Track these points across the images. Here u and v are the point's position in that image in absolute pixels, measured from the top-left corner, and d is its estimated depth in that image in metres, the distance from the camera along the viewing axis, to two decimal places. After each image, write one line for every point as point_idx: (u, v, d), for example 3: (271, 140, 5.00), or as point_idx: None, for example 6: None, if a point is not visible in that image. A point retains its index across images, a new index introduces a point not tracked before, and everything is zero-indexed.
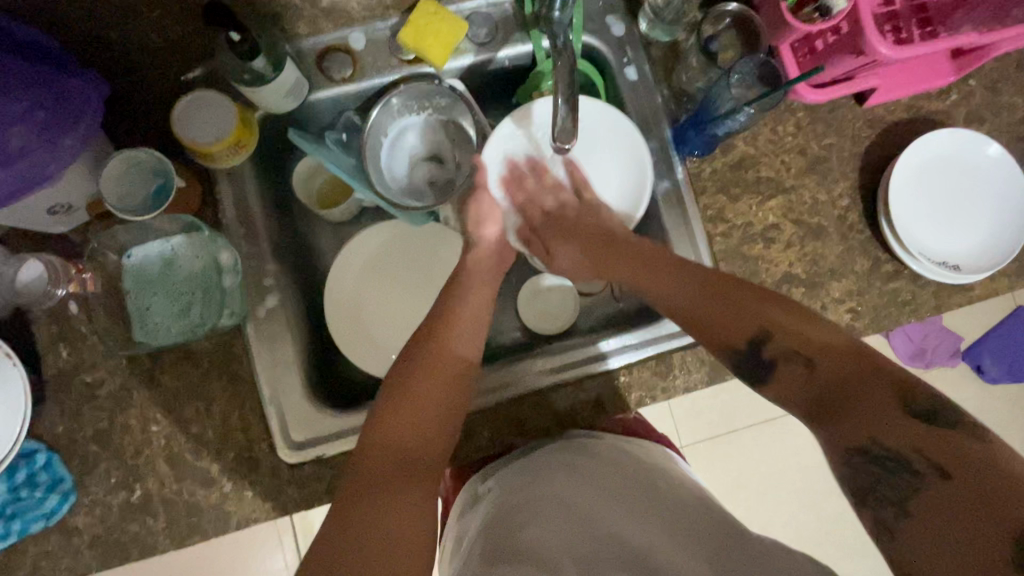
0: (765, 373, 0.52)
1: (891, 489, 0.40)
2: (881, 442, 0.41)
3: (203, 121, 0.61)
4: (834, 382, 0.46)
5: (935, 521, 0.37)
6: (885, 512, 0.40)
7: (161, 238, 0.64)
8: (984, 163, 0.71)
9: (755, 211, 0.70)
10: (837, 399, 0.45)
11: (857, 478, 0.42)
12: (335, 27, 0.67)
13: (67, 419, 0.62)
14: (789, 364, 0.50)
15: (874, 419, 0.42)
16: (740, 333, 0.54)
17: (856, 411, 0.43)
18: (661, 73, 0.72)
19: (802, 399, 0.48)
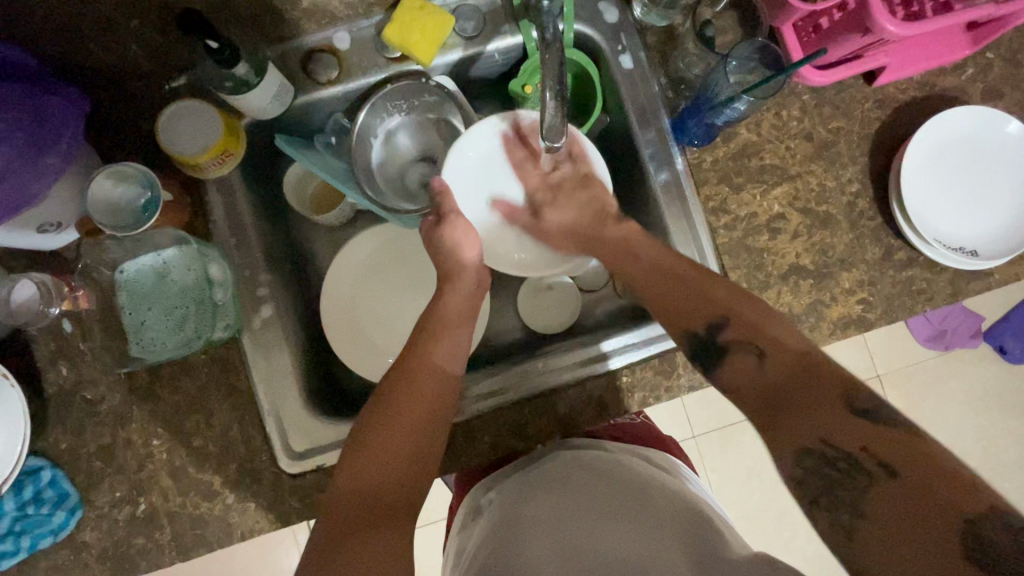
0: (717, 360, 0.54)
1: (847, 492, 0.41)
2: (835, 445, 0.42)
3: (190, 133, 0.60)
4: (783, 375, 0.48)
5: (888, 523, 0.38)
6: (840, 511, 0.41)
7: (152, 251, 0.64)
8: (1004, 141, 0.67)
9: (759, 201, 0.68)
10: (785, 397, 0.47)
11: (809, 483, 0.43)
12: (318, 28, 0.66)
13: (70, 436, 0.62)
14: (742, 353, 0.52)
15: (795, 426, 0.45)
16: (701, 313, 0.56)
17: (801, 411, 0.45)
18: (657, 60, 0.69)
19: (747, 392, 0.50)
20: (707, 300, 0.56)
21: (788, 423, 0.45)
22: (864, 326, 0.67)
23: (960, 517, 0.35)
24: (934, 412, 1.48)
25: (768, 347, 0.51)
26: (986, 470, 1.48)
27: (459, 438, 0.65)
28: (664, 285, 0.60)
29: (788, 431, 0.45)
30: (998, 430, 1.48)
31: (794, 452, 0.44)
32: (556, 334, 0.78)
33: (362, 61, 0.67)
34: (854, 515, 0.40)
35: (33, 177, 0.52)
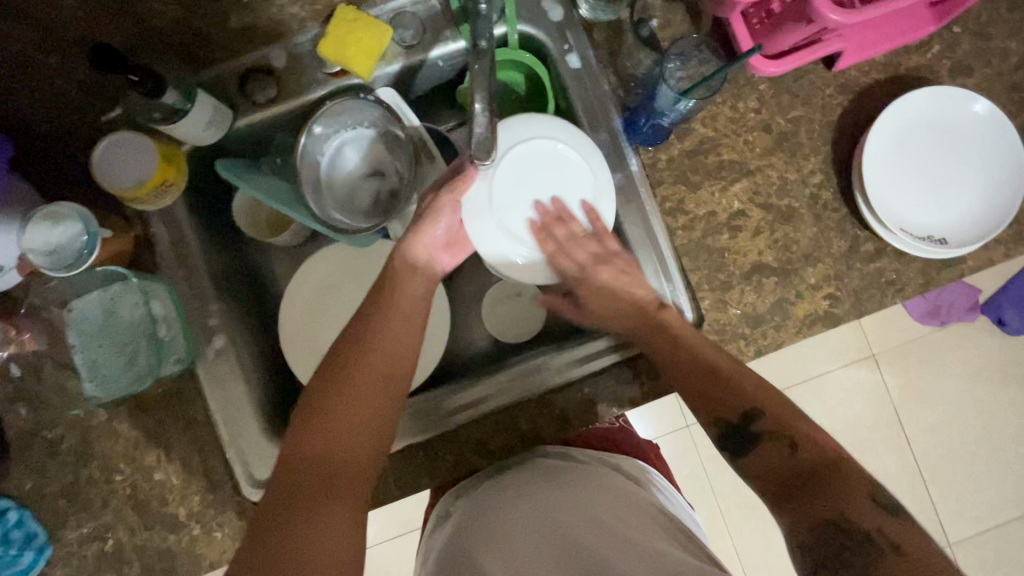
0: (745, 449, 0.53)
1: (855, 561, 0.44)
2: (848, 522, 0.45)
3: (125, 165, 0.59)
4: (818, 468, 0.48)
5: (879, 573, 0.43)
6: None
7: (97, 287, 0.63)
8: (970, 121, 0.64)
9: (718, 198, 0.65)
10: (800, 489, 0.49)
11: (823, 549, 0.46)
12: (254, 47, 0.64)
13: (33, 477, 0.62)
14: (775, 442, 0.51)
15: (812, 505, 0.47)
16: (740, 399, 0.54)
17: (834, 492, 0.47)
18: (606, 57, 0.67)
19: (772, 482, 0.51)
20: (736, 374, 0.56)
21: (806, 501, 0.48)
22: (831, 323, 0.64)
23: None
24: (931, 390, 1.46)
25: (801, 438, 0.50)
26: (987, 445, 1.46)
27: (422, 457, 0.64)
28: (694, 359, 0.57)
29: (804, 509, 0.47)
30: (997, 404, 1.46)
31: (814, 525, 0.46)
32: (522, 342, 0.77)
33: (300, 78, 0.64)
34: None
35: None
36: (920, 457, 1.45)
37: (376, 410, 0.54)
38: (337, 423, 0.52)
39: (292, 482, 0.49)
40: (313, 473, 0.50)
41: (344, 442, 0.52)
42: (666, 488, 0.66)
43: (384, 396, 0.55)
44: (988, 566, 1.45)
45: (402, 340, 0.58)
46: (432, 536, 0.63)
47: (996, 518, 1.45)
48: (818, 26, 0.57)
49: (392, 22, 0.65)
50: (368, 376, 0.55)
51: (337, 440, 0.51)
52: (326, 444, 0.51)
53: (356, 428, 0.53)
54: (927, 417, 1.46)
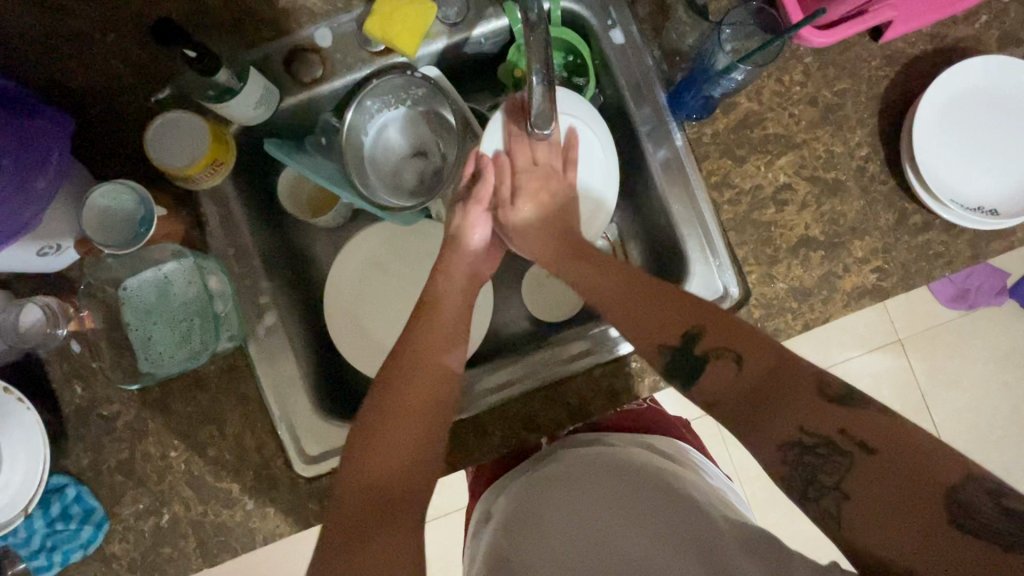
0: (695, 377, 0.50)
1: (829, 476, 0.40)
2: (811, 433, 0.41)
3: (177, 145, 0.60)
4: (751, 389, 0.46)
5: (876, 500, 0.38)
6: (826, 501, 0.40)
7: (151, 266, 0.65)
8: (1021, 91, 0.64)
9: (764, 172, 0.65)
10: (751, 406, 0.45)
11: (795, 475, 0.42)
12: (300, 26, 0.64)
13: (90, 453, 0.63)
14: (719, 361, 0.49)
15: (772, 424, 0.43)
16: (673, 327, 0.53)
17: (778, 409, 0.44)
18: (650, 32, 0.67)
19: (724, 394, 0.47)
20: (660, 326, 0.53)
21: (760, 426, 0.44)
22: (879, 296, 0.64)
23: (947, 491, 0.36)
24: (958, 374, 1.45)
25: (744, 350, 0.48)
26: (1016, 429, 1.45)
27: (470, 433, 0.64)
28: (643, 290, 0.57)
29: (766, 429, 0.43)
30: None
31: (779, 446, 0.42)
32: (562, 321, 0.77)
33: (345, 56, 0.65)
34: (838, 501, 0.39)
35: (21, 204, 0.53)
36: (947, 442, 1.44)
37: (425, 429, 0.54)
38: (386, 445, 0.52)
39: (356, 508, 0.48)
40: (369, 493, 0.49)
41: (396, 462, 0.52)
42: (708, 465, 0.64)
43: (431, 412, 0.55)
44: None
45: (444, 362, 0.59)
46: (477, 537, 0.60)
47: None
48: None
49: None
50: (410, 397, 0.55)
51: (391, 463, 0.51)
52: (381, 467, 0.51)
53: (409, 450, 0.53)
54: (954, 401, 1.45)
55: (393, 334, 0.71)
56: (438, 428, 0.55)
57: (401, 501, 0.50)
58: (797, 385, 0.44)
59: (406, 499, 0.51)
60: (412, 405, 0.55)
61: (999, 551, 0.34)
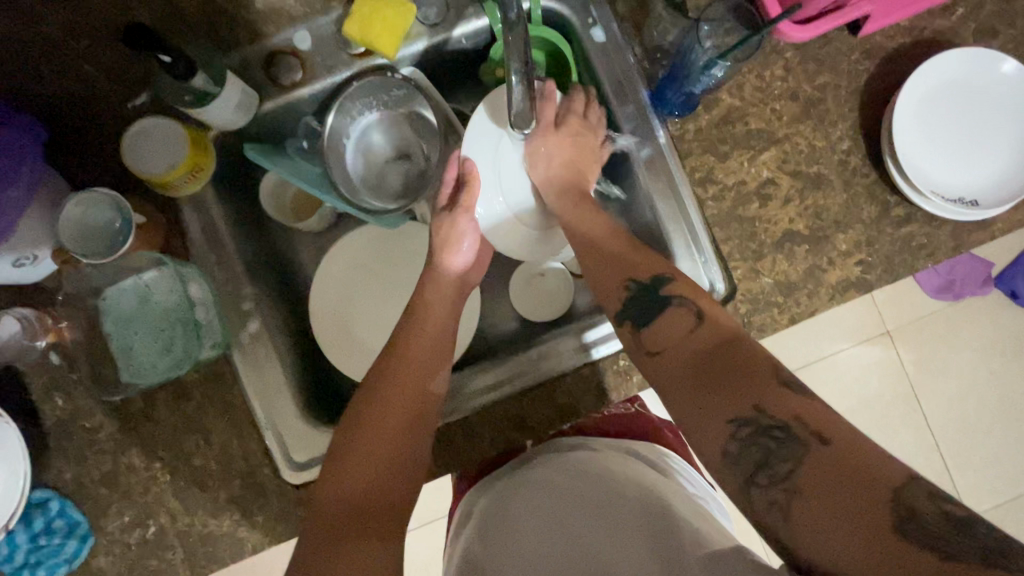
0: (649, 320, 0.53)
1: (782, 462, 0.39)
2: (767, 413, 0.41)
3: (156, 151, 0.59)
4: (701, 353, 0.47)
5: (825, 490, 0.36)
6: (776, 490, 0.39)
7: (133, 274, 0.64)
8: (998, 82, 0.64)
9: (747, 167, 0.65)
10: (709, 371, 0.46)
11: (746, 455, 0.41)
12: (277, 29, 0.63)
13: (72, 466, 0.61)
14: (677, 322, 0.51)
15: (716, 411, 0.43)
16: (625, 275, 0.57)
17: (726, 390, 0.43)
18: (631, 30, 0.67)
19: (683, 371, 0.47)
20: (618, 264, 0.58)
21: (704, 411, 0.44)
22: (864, 288, 0.64)
23: (893, 490, 0.34)
24: (946, 364, 1.46)
25: (706, 306, 0.51)
26: (1003, 417, 1.46)
27: (456, 436, 0.64)
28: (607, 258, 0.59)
29: (718, 403, 0.43)
30: (1012, 376, 1.46)
31: (728, 425, 0.42)
32: (551, 321, 0.77)
33: (326, 59, 0.64)
34: (789, 487, 0.38)
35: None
36: (936, 431, 1.46)
37: (407, 436, 0.54)
38: (367, 454, 0.52)
39: (330, 520, 0.47)
40: (350, 501, 0.49)
41: (378, 469, 0.51)
42: (689, 471, 0.64)
43: (411, 420, 0.55)
44: None
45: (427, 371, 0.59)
46: (456, 534, 0.61)
47: (1015, 489, 1.46)
48: None
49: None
50: (390, 405, 0.55)
51: (372, 471, 0.51)
52: (361, 477, 0.51)
53: (391, 458, 0.52)
54: (942, 391, 1.46)
55: (377, 338, 0.71)
56: (421, 435, 0.55)
57: (383, 510, 0.50)
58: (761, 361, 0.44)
59: (389, 508, 0.50)
60: (394, 412, 0.55)
61: (935, 554, 0.32)
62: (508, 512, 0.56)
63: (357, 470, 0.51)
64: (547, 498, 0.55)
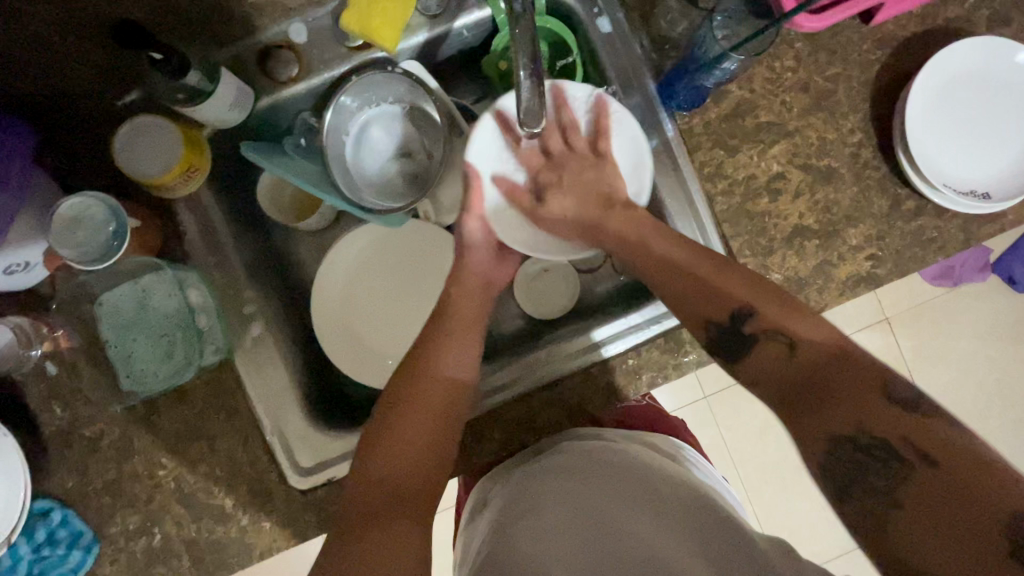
0: (738, 352, 0.50)
1: (879, 482, 0.39)
2: (868, 433, 0.40)
3: (148, 152, 0.57)
4: (804, 371, 0.45)
5: (928, 512, 0.36)
6: (872, 505, 0.40)
7: (129, 279, 0.62)
8: (1012, 72, 0.63)
9: (757, 161, 0.64)
10: (800, 390, 0.44)
11: (840, 470, 0.41)
12: (271, 21, 0.61)
13: (74, 475, 0.60)
14: (768, 343, 0.48)
15: (823, 418, 0.42)
16: (715, 308, 0.52)
17: (829, 398, 0.42)
18: (638, 20, 0.65)
19: (772, 384, 0.47)
20: (719, 295, 0.52)
21: (809, 413, 0.43)
22: (872, 284, 0.64)
23: (1010, 515, 0.33)
24: (944, 350, 1.47)
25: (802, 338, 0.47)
26: (999, 401, 1.48)
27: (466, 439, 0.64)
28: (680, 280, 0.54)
29: (816, 419, 0.42)
30: (1009, 361, 1.48)
31: (821, 438, 0.42)
32: (557, 319, 0.76)
33: (323, 53, 0.63)
34: (888, 507, 0.39)
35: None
36: None
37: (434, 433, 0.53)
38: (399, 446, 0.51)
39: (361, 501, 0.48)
40: (382, 493, 0.48)
41: (408, 462, 0.51)
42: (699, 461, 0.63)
43: (438, 418, 0.54)
44: None
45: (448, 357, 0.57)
46: (472, 524, 0.59)
47: None
48: None
49: None
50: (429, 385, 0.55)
51: (410, 467, 0.50)
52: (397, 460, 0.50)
53: (426, 435, 0.52)
54: (940, 377, 1.47)
55: (384, 341, 0.70)
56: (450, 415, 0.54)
57: (415, 493, 0.49)
58: (846, 372, 0.43)
59: (425, 500, 0.50)
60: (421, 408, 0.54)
61: None
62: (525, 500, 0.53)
63: (386, 461, 0.50)
64: (578, 486, 0.52)
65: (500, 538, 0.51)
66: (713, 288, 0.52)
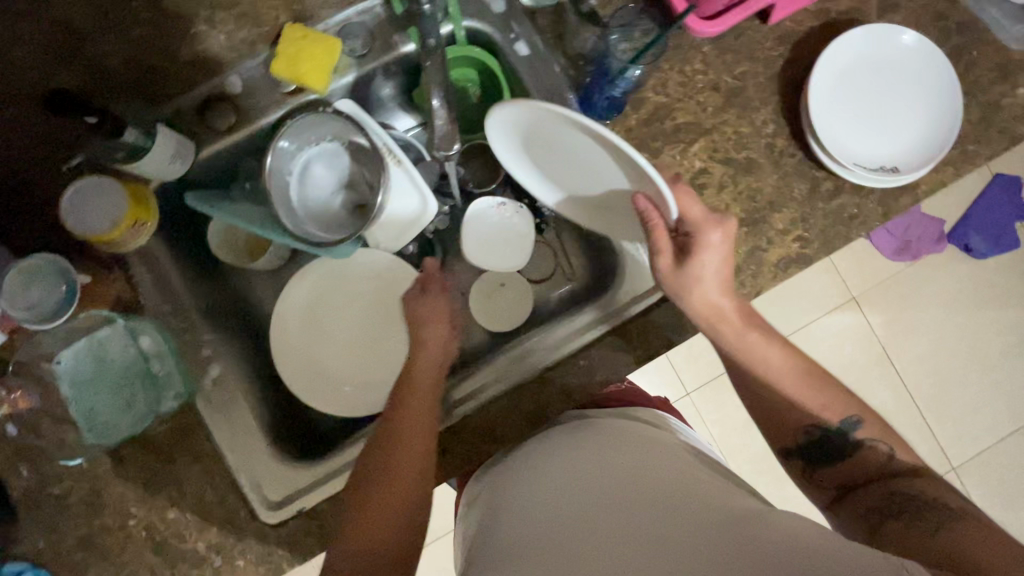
0: (834, 456, 0.56)
1: (931, 519, 0.47)
2: (944, 501, 0.48)
3: (90, 210, 0.60)
4: (882, 470, 0.54)
5: (964, 535, 0.43)
6: (920, 525, 0.46)
7: (85, 335, 0.63)
8: (902, 53, 0.68)
9: (680, 160, 0.68)
10: (881, 481, 0.53)
11: (898, 512, 0.49)
12: (205, 76, 0.64)
13: (45, 535, 0.61)
14: (873, 446, 0.55)
15: (894, 485, 0.52)
16: (810, 418, 0.57)
17: (914, 492, 0.50)
18: (553, 41, 0.69)
19: (854, 477, 0.55)
20: (800, 390, 0.58)
21: (882, 484, 0.53)
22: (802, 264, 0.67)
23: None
24: (914, 322, 1.51)
25: (899, 445, 0.55)
26: (974, 367, 1.51)
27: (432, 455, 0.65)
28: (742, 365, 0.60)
29: (887, 488, 0.52)
30: (977, 327, 1.51)
31: (884, 493, 0.52)
32: (513, 329, 0.77)
33: (257, 100, 0.66)
34: (935, 527, 0.45)
35: None
36: (913, 389, 1.50)
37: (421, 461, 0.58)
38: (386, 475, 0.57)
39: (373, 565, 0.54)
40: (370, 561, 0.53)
41: (391, 523, 0.55)
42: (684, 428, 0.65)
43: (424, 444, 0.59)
44: (993, 483, 1.50)
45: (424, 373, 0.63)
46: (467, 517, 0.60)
47: (992, 437, 1.51)
48: None
49: (340, 33, 0.66)
50: (410, 446, 0.58)
51: (393, 520, 0.56)
52: (384, 526, 0.55)
53: (406, 491, 0.56)
54: (914, 349, 1.50)
55: (349, 368, 0.72)
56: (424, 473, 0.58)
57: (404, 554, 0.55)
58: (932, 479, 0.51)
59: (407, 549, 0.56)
60: (412, 442, 0.58)
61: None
62: (525, 492, 0.53)
63: (380, 523, 0.55)
64: (580, 476, 0.52)
65: (498, 530, 0.51)
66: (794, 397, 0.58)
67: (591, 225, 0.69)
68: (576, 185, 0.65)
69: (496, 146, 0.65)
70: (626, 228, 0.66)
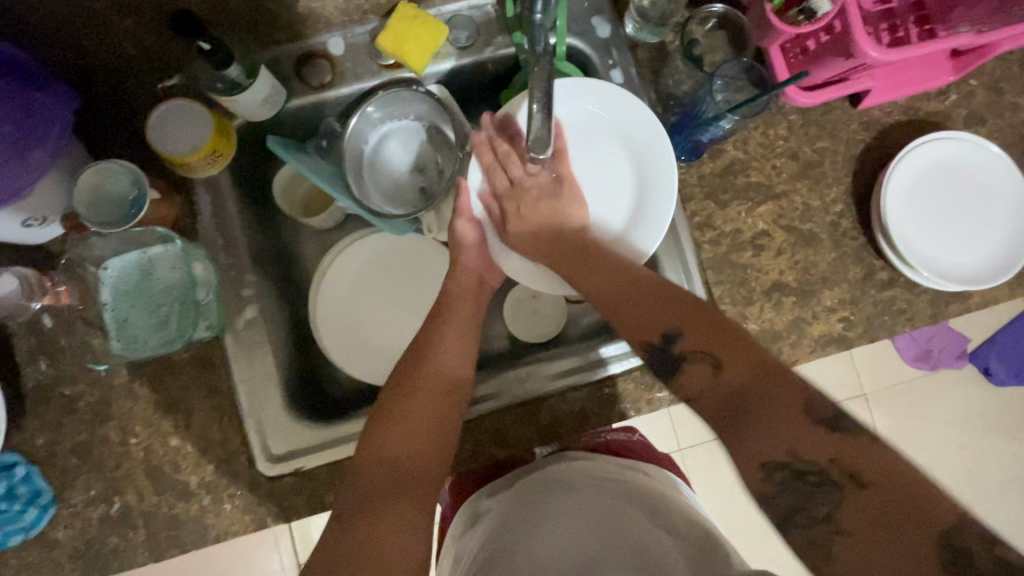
0: (673, 372, 0.53)
1: (817, 508, 0.42)
2: (801, 458, 0.43)
3: (178, 133, 0.61)
4: (733, 391, 0.48)
5: (864, 538, 0.39)
6: (814, 529, 0.42)
7: (138, 248, 0.65)
8: (967, 154, 0.68)
9: (744, 217, 0.68)
10: (735, 406, 0.47)
11: (782, 497, 0.44)
12: (313, 33, 0.66)
13: (46, 433, 0.61)
14: (697, 362, 0.51)
15: (761, 435, 0.45)
16: (654, 329, 0.55)
17: (771, 418, 0.45)
18: (648, 76, 0.70)
19: (705, 399, 0.50)
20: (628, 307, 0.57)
21: (743, 437, 0.46)
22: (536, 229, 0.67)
23: (940, 534, 0.36)
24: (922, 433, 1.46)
25: (725, 357, 0.50)
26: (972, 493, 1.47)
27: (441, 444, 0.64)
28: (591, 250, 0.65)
29: (756, 441, 0.45)
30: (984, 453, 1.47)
31: (755, 462, 0.45)
32: (540, 343, 0.77)
33: (354, 65, 0.67)
34: (829, 533, 0.41)
35: (16, 172, 0.52)
36: None
37: (433, 446, 0.56)
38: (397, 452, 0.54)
39: (379, 485, 0.52)
40: (391, 476, 0.53)
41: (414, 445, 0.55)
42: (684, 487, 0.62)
43: (439, 436, 0.57)
44: None
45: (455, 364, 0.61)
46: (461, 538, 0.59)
47: None
48: (853, 63, 0.60)
49: (449, 22, 0.68)
50: (422, 389, 0.58)
51: (414, 444, 0.55)
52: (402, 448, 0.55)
53: (428, 430, 0.57)
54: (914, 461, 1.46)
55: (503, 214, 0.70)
56: (445, 421, 0.58)
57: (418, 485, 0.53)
58: (767, 390, 0.46)
59: (422, 473, 0.54)
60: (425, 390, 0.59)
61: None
62: (532, 514, 0.55)
63: (401, 432, 0.55)
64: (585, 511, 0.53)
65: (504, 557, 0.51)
66: (642, 320, 0.56)
67: (1005, 261, 0.66)
68: (982, 223, 0.68)
69: (905, 218, 0.67)
70: (976, 272, 0.66)
